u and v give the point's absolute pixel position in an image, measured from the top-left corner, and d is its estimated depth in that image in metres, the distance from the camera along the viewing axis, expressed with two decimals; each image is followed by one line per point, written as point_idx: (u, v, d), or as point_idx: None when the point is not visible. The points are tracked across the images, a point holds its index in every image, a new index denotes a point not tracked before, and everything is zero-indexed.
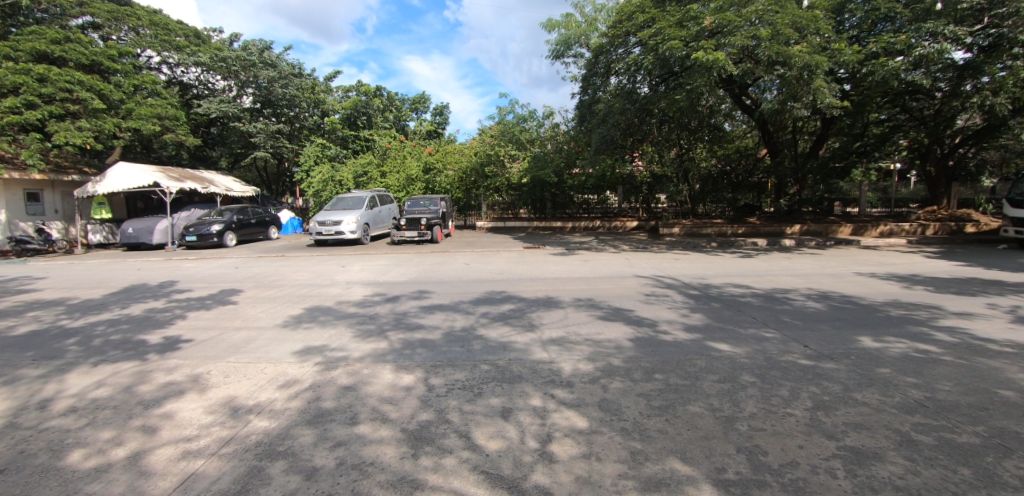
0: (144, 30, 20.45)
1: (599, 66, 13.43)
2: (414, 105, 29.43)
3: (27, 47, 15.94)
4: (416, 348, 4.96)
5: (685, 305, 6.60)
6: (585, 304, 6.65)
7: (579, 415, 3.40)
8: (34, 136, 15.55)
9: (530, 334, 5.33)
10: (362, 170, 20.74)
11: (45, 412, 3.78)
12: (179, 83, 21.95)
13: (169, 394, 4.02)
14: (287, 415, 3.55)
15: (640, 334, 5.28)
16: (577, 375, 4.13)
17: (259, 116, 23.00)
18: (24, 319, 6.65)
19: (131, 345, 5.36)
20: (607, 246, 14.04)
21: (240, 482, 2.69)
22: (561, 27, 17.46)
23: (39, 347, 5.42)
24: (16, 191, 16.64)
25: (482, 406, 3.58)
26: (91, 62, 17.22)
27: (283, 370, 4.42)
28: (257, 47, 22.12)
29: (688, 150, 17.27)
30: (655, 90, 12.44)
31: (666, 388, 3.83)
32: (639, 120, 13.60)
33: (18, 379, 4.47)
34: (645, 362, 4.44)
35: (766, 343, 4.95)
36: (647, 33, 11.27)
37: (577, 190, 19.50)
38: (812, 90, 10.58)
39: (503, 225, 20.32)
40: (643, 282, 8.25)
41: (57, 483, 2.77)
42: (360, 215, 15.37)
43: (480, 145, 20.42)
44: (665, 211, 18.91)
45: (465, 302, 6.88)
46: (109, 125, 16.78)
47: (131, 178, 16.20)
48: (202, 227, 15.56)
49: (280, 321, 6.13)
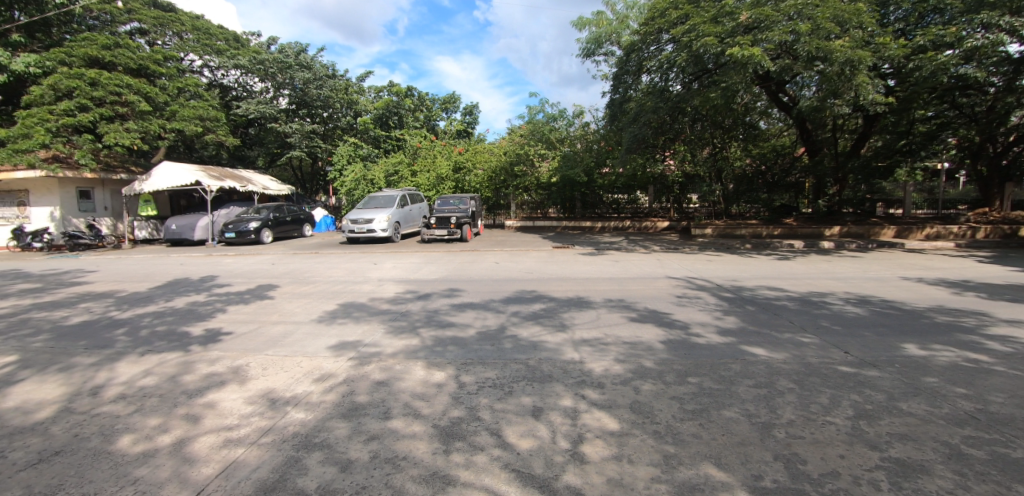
0: (188, 35, 21.37)
1: (631, 64, 13.26)
2: (444, 104, 29.73)
3: (80, 53, 16.78)
4: (447, 345, 5.01)
5: (719, 307, 6.46)
6: (616, 305, 6.59)
7: (611, 416, 3.37)
8: (87, 137, 16.38)
9: (561, 334, 5.30)
10: (393, 169, 21.10)
11: (97, 398, 3.99)
12: (220, 85, 22.84)
13: (211, 384, 4.18)
14: (323, 407, 3.64)
15: (673, 337, 5.19)
16: (608, 376, 4.10)
17: (295, 117, 23.63)
18: (76, 310, 7.04)
19: (174, 337, 5.59)
20: (638, 246, 13.89)
21: (278, 471, 2.77)
22: (591, 25, 17.30)
23: (91, 337, 5.72)
24: (69, 190, 17.60)
25: (513, 404, 3.58)
26: (139, 66, 18.08)
27: (319, 364, 4.54)
28: (293, 50, 22.77)
29: (721, 149, 16.89)
30: (689, 88, 12.22)
31: (700, 391, 3.76)
32: (671, 118, 13.40)
33: (73, 367, 4.73)
34: (678, 365, 4.36)
35: (804, 349, 4.79)
36: (680, 30, 11.12)
37: (607, 190, 19.39)
38: (855, 86, 10.18)
39: (531, 225, 20.38)
40: (675, 283, 8.10)
41: (108, 466, 2.92)
42: (391, 213, 15.62)
43: (510, 144, 20.45)
44: (698, 211, 18.53)
45: (495, 301, 6.91)
46: (154, 126, 17.54)
47: (175, 177, 16.92)
48: (241, 225, 16.13)
49: (315, 316, 6.29)
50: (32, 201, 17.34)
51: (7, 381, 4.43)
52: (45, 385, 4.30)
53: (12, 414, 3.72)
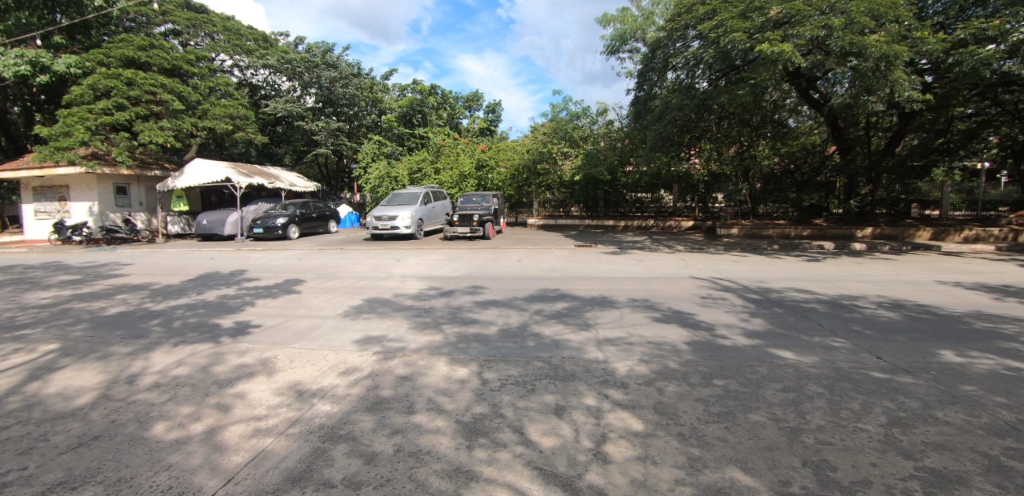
0: (219, 36, 22.06)
1: (656, 60, 13.08)
2: (468, 102, 29.86)
3: (117, 54, 17.40)
4: (471, 342, 5.04)
5: (746, 309, 6.33)
6: (641, 305, 6.52)
7: (634, 416, 3.34)
8: (123, 135, 16.97)
9: (584, 333, 5.28)
10: (416, 167, 21.32)
11: (133, 386, 4.15)
12: (249, 85, 23.41)
13: (241, 375, 4.30)
14: (348, 400, 3.71)
15: (698, 338, 5.12)
16: (632, 376, 4.07)
17: (321, 115, 24.05)
18: (113, 301, 7.32)
19: (205, 328, 5.78)
20: (662, 246, 13.74)
21: (305, 461, 2.84)
22: (616, 22, 17.10)
23: (127, 327, 5.95)
24: (107, 185, 18.29)
25: (536, 402, 3.59)
26: (172, 66, 18.67)
27: (344, 358, 4.62)
28: (320, 49, 23.22)
29: (749, 147, 16.57)
30: (715, 85, 12.00)
31: (726, 394, 3.69)
32: (697, 116, 13.18)
33: (110, 356, 4.93)
34: (703, 366, 4.30)
35: (834, 353, 4.66)
36: (708, 26, 10.92)
37: (631, 188, 19.21)
38: (891, 83, 9.83)
39: (554, 223, 20.38)
40: (699, 284, 7.98)
41: (144, 451, 3.03)
42: (415, 210, 15.77)
43: (533, 142, 20.42)
44: (723, 211, 18.17)
45: (518, 299, 6.92)
46: (187, 125, 18.08)
47: (207, 174, 17.42)
48: (269, 221, 16.53)
49: (340, 311, 6.41)
50: (73, 197, 18.15)
51: (50, 368, 4.63)
52: (85, 373, 4.49)
53: (54, 400, 3.90)
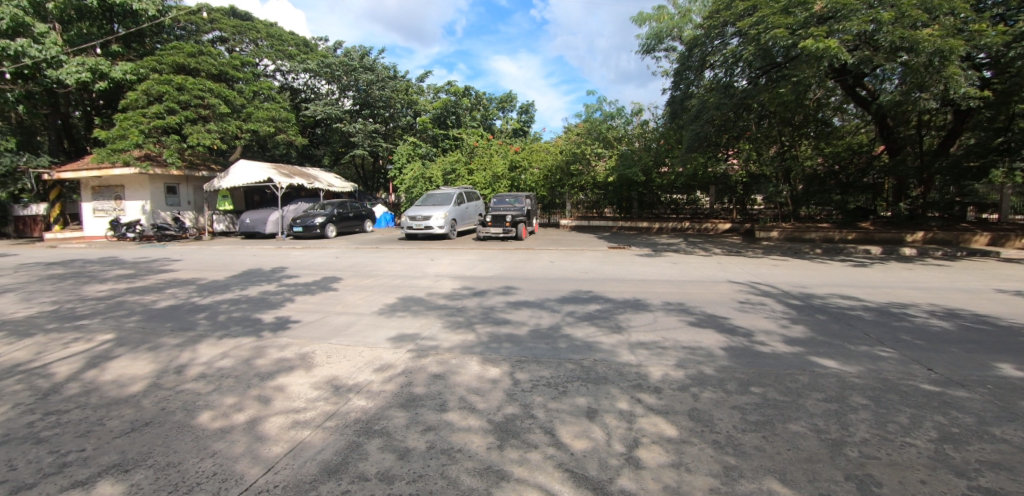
0: (262, 42, 23.10)
1: (693, 59, 12.82)
2: (501, 104, 30.09)
3: (169, 61, 18.39)
4: (503, 342, 5.06)
5: (787, 315, 6.10)
6: (675, 308, 6.39)
7: (668, 422, 3.28)
8: (174, 137, 17.89)
9: (617, 336, 5.22)
10: (450, 168, 21.65)
11: (181, 376, 4.37)
12: (290, 88, 24.27)
13: (281, 368, 4.46)
14: (383, 396, 3.79)
15: (735, 344, 4.97)
16: (666, 381, 3.99)
17: (358, 117, 24.67)
18: (164, 295, 7.73)
19: (248, 322, 6.02)
20: (698, 249, 13.44)
21: (341, 454, 2.92)
22: (651, 20, 16.79)
23: (177, 319, 6.27)
24: (158, 185, 19.32)
25: (568, 404, 3.57)
26: (219, 71, 19.57)
27: (379, 355, 4.73)
28: (357, 53, 23.89)
29: (791, 148, 15.89)
30: (755, 83, 11.65)
31: (764, 402, 3.58)
32: (736, 115, 12.81)
33: (161, 346, 5.21)
34: (740, 373, 4.18)
35: (881, 363, 4.44)
36: (747, 22, 10.64)
37: (666, 189, 18.90)
38: (945, 79, 9.29)
39: (586, 224, 20.29)
40: (737, 288, 7.75)
41: (191, 438, 3.19)
42: (448, 211, 15.97)
43: (567, 143, 20.17)
44: (763, 213, 17.61)
45: (551, 300, 6.90)
46: (232, 127, 18.88)
47: (250, 174, 18.14)
48: (308, 220, 17.09)
49: (375, 308, 6.55)
50: (128, 196, 19.31)
51: (106, 357, 4.94)
52: (138, 362, 4.75)
53: (110, 387, 4.15)
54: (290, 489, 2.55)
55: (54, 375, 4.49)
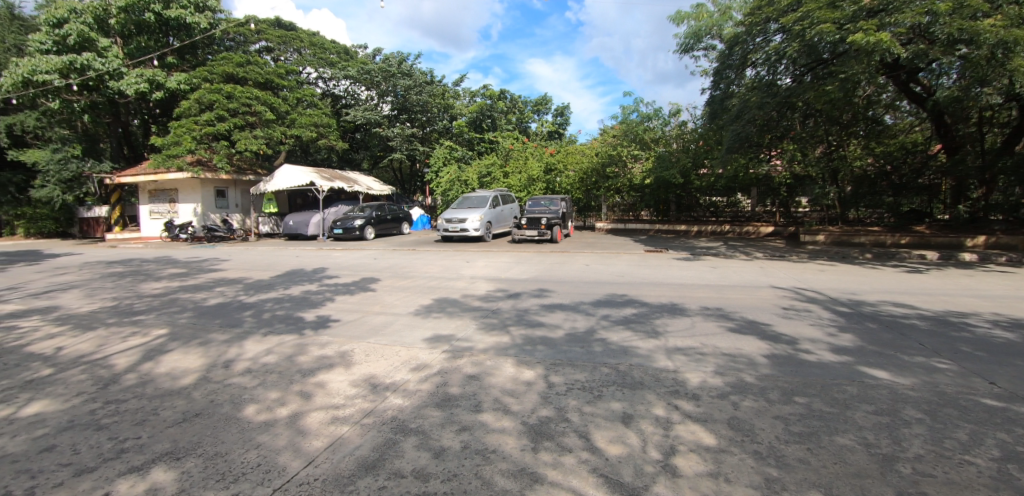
0: (306, 51, 24.03)
1: (734, 57, 12.45)
2: (536, 106, 30.11)
3: (220, 71, 19.32)
4: (538, 344, 5.07)
5: (835, 323, 5.82)
6: (714, 314, 6.22)
7: (707, 431, 3.19)
8: (223, 143, 18.80)
9: (653, 341, 5.13)
10: (486, 171, 21.95)
11: (229, 370, 4.59)
12: (332, 95, 25.12)
13: (322, 366, 4.61)
14: (419, 395, 3.87)
15: (779, 351, 4.79)
16: (704, 388, 3.89)
17: (396, 122, 25.28)
18: (214, 293, 8.14)
19: (291, 320, 6.27)
20: (738, 253, 13.06)
21: (378, 451, 2.99)
22: (690, 19, 16.41)
23: (225, 317, 6.58)
24: (208, 189, 20.41)
25: (603, 409, 3.53)
26: (266, 80, 20.43)
27: (415, 355, 4.81)
28: (396, 59, 24.46)
29: (838, 147, 14.78)
30: (800, 81, 11.22)
31: (809, 413, 3.43)
32: (779, 114, 12.34)
33: (211, 342, 5.49)
34: (784, 382, 4.03)
35: (938, 376, 4.18)
36: (791, 18, 10.29)
37: (705, 192, 18.46)
38: (1009, 72, 8.65)
39: (623, 227, 20.09)
40: (781, 294, 7.46)
41: (238, 430, 3.35)
42: (484, 213, 16.10)
43: (603, 145, 20.27)
44: (808, 216, 16.81)
45: (586, 303, 6.85)
46: (277, 133, 19.70)
47: (294, 178, 18.88)
48: (348, 222, 17.63)
49: (412, 309, 6.68)
50: (181, 199, 20.44)
51: (160, 350, 5.24)
52: (189, 356, 5.03)
53: (164, 379, 4.40)
54: (329, 483, 2.63)
55: (114, 366, 4.80)
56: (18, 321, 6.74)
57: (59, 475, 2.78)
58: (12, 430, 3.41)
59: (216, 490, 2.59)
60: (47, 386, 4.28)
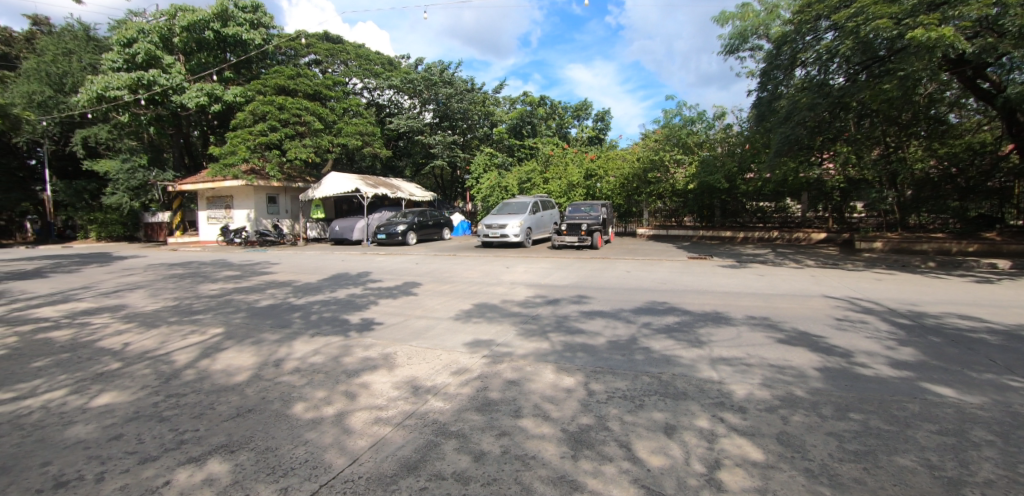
0: (352, 62, 25.00)
1: (783, 57, 12.03)
2: (576, 112, 29.78)
3: (272, 84, 20.30)
4: (578, 351, 5.04)
5: (894, 335, 5.49)
6: (762, 324, 5.99)
7: (754, 445, 3.08)
8: (275, 152, 19.77)
9: (697, 350, 4.99)
10: (526, 177, 22.11)
11: (280, 369, 4.82)
12: (376, 104, 25.94)
13: (366, 367, 4.76)
14: (459, 399, 3.93)
15: (831, 364, 4.57)
16: (752, 401, 3.76)
17: (438, 130, 25.84)
18: (265, 295, 8.57)
19: (337, 322, 6.51)
20: (788, 260, 12.54)
21: (420, 452, 3.06)
22: (735, 19, 15.90)
23: (276, 317, 6.92)
24: (261, 195, 21.56)
25: (645, 419, 3.47)
26: (314, 91, 21.32)
27: (456, 359, 4.90)
28: (438, 68, 25.06)
29: (897, 149, 14.13)
30: (855, 80, 10.67)
31: (865, 431, 3.24)
32: (832, 115, 11.76)
33: (263, 341, 5.78)
34: (837, 397, 3.83)
35: (1013, 395, 3.85)
36: (844, 14, 9.79)
37: (751, 197, 17.83)
38: None
39: (665, 234, 19.79)
40: (834, 304, 7.10)
41: (288, 426, 3.51)
42: (524, 219, 16.17)
43: (644, 150, 19.94)
44: (864, 222, 15.99)
45: (626, 311, 6.76)
46: (325, 142, 20.56)
47: (340, 185, 19.61)
48: (391, 227, 18.11)
49: (453, 313, 6.80)
50: (236, 205, 21.65)
51: (217, 348, 5.57)
52: (243, 354, 5.31)
53: (220, 375, 4.67)
54: (373, 481, 2.72)
55: (174, 362, 5.14)
56: (92, 318, 7.32)
57: (125, 462, 3.01)
58: (85, 419, 3.71)
59: (267, 484, 2.72)
60: (115, 379, 4.63)
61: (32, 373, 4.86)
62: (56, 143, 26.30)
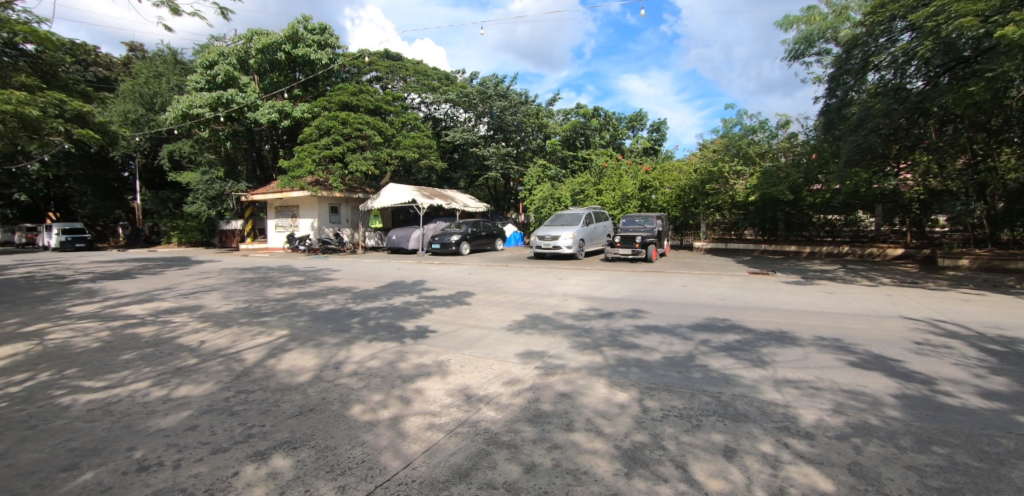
0: (411, 78, 25.98)
1: (853, 61, 11.33)
2: (631, 122, 29.23)
3: (337, 100, 21.45)
4: (631, 366, 4.95)
5: (985, 364, 4.95)
6: (832, 345, 5.61)
7: (823, 474, 2.90)
8: (338, 165, 20.87)
9: (759, 371, 4.75)
10: (579, 188, 22.12)
11: (340, 371, 5.06)
12: (433, 118, 26.82)
13: (421, 373, 4.91)
14: (511, 409, 3.97)
15: (911, 392, 4.20)
16: (820, 427, 3.54)
17: (492, 142, 26.38)
18: (327, 300, 9.03)
19: (393, 329, 6.75)
20: (860, 277, 11.65)
21: (471, 460, 3.12)
22: (799, 23, 15.17)
23: (337, 322, 7.28)
24: (325, 205, 22.85)
25: (702, 439, 3.36)
26: (375, 106, 22.34)
27: (509, 369, 4.95)
28: (493, 82, 25.69)
29: (985, 157, 12.49)
30: (936, 83, 9.89)
31: (950, 467, 2.96)
32: (909, 122, 10.84)
33: (324, 344, 6.09)
34: (918, 427, 3.54)
35: None
36: (921, 14, 9.12)
37: (819, 210, 16.86)
38: None
39: (724, 247, 19.04)
40: (912, 326, 6.53)
41: (346, 427, 3.69)
42: (576, 230, 16.09)
43: (701, 161, 19.34)
44: (948, 237, 14.57)
45: (683, 326, 6.55)
46: (384, 154, 21.49)
47: (397, 196, 20.35)
48: (445, 237, 18.59)
49: (505, 324, 6.87)
50: (301, 215, 23.05)
51: (282, 349, 5.94)
52: (305, 356, 5.62)
53: (285, 375, 4.98)
54: (425, 486, 2.80)
55: (244, 360, 5.52)
56: (172, 317, 8.01)
57: (199, 452, 3.27)
58: (166, 409, 4.07)
59: (326, 481, 2.87)
60: (192, 374, 5.05)
61: (121, 365, 5.39)
62: (146, 156, 29.18)
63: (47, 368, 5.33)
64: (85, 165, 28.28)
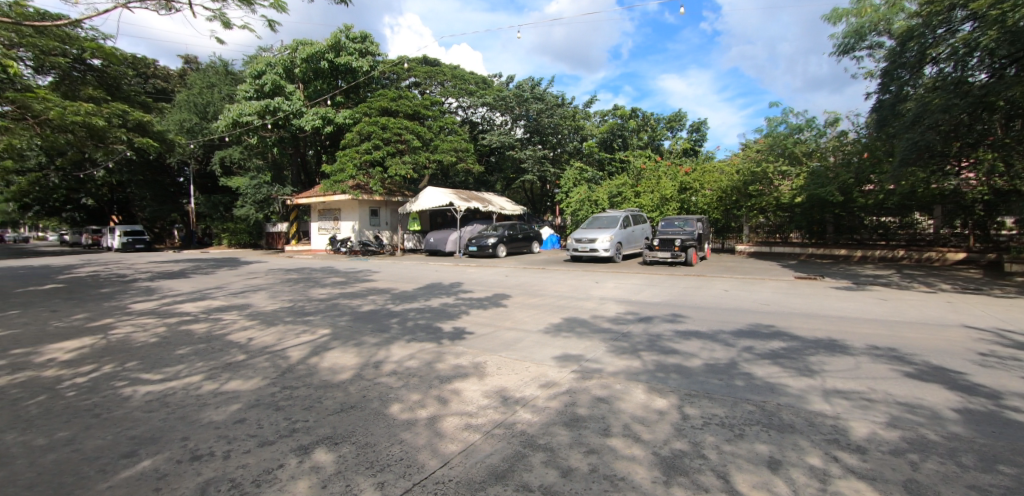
0: (448, 82, 26.44)
1: (908, 54, 10.71)
2: (670, 123, 28.63)
3: (377, 106, 22.04)
4: (670, 372, 4.86)
5: None
6: (887, 355, 5.31)
7: (876, 491, 2.75)
8: (378, 169, 21.45)
9: (807, 380, 4.56)
10: (616, 191, 21.83)
11: (379, 370, 5.21)
12: (469, 122, 27.15)
13: (458, 374, 4.98)
14: (547, 412, 3.97)
15: (975, 407, 3.93)
16: (873, 441, 3.36)
17: (528, 144, 26.46)
18: (367, 301, 9.29)
19: (430, 330, 6.88)
20: (918, 283, 10.97)
21: (507, 461, 3.15)
22: (850, 15, 14.44)
23: (376, 322, 7.48)
24: (365, 208, 23.56)
25: (745, 450, 3.26)
26: (414, 111, 22.76)
27: (545, 372, 4.96)
28: (529, 85, 25.71)
29: None
30: (1001, 75, 9.23)
31: (1021, 489, 2.75)
32: (973, 118, 10.09)
33: (364, 344, 6.28)
34: (984, 444, 3.29)
35: None
36: (984, 3, 8.56)
37: (871, 212, 16.01)
38: None
39: (768, 251, 18.38)
40: (977, 336, 6.09)
41: (385, 425, 3.80)
42: (614, 233, 15.90)
43: (744, 162, 18.72)
44: (1016, 241, 13.57)
45: (725, 332, 6.36)
46: (421, 158, 21.93)
47: (435, 199, 20.70)
48: (482, 240, 18.79)
49: (541, 326, 6.88)
50: (343, 218, 23.86)
51: (324, 347, 6.16)
52: (347, 355, 5.82)
53: (328, 372, 5.17)
54: (462, 485, 2.85)
55: (289, 357, 5.77)
56: (222, 315, 8.47)
57: (248, 444, 3.45)
58: (217, 402, 4.31)
59: (366, 477, 2.97)
60: (241, 369, 5.32)
61: (176, 360, 5.75)
62: (200, 163, 30.93)
63: (111, 361, 5.75)
64: (144, 172, 30.21)
